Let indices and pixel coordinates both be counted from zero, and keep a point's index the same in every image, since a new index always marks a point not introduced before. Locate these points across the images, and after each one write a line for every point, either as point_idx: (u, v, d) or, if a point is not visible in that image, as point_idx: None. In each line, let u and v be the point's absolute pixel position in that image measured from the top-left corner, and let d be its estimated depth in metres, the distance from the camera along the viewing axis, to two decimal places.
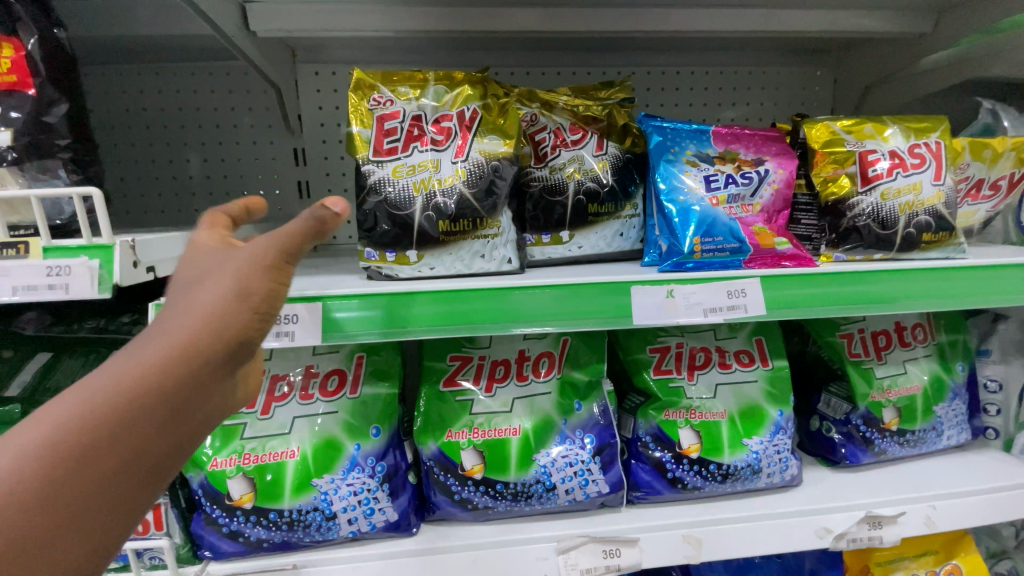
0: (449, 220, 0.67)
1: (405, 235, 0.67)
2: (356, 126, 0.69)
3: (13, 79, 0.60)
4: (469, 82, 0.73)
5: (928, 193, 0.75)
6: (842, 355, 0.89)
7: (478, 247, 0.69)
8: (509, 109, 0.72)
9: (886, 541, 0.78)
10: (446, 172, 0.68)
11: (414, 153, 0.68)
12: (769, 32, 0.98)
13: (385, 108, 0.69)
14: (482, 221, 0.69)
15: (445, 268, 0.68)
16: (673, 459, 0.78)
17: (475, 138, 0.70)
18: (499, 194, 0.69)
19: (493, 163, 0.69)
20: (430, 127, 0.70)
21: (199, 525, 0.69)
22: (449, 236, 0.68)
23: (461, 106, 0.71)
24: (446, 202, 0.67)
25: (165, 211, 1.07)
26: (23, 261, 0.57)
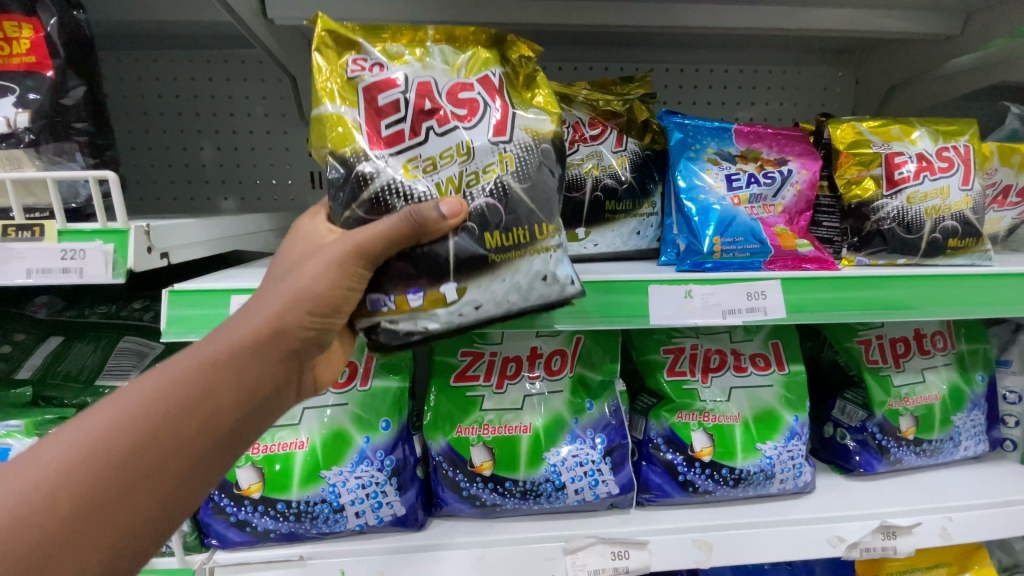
0: (498, 233, 0.55)
1: (436, 268, 0.53)
2: (339, 106, 0.55)
3: (32, 60, 0.60)
4: (479, 41, 0.60)
5: (956, 198, 0.73)
6: (860, 361, 0.87)
7: (538, 264, 0.55)
8: (537, 78, 0.62)
9: (900, 552, 0.77)
10: (485, 157, 0.56)
11: (432, 137, 0.56)
12: (792, 30, 0.96)
13: (375, 76, 0.56)
14: (542, 228, 0.56)
15: (493, 302, 0.54)
16: (685, 461, 0.76)
17: (515, 111, 0.59)
18: (551, 190, 0.58)
19: (543, 145, 0.58)
20: (449, 100, 0.57)
21: (206, 513, 0.69)
22: (501, 254, 0.54)
23: (483, 71, 0.59)
24: (488, 205, 0.55)
25: (178, 199, 1.07)
26: (38, 243, 0.57)
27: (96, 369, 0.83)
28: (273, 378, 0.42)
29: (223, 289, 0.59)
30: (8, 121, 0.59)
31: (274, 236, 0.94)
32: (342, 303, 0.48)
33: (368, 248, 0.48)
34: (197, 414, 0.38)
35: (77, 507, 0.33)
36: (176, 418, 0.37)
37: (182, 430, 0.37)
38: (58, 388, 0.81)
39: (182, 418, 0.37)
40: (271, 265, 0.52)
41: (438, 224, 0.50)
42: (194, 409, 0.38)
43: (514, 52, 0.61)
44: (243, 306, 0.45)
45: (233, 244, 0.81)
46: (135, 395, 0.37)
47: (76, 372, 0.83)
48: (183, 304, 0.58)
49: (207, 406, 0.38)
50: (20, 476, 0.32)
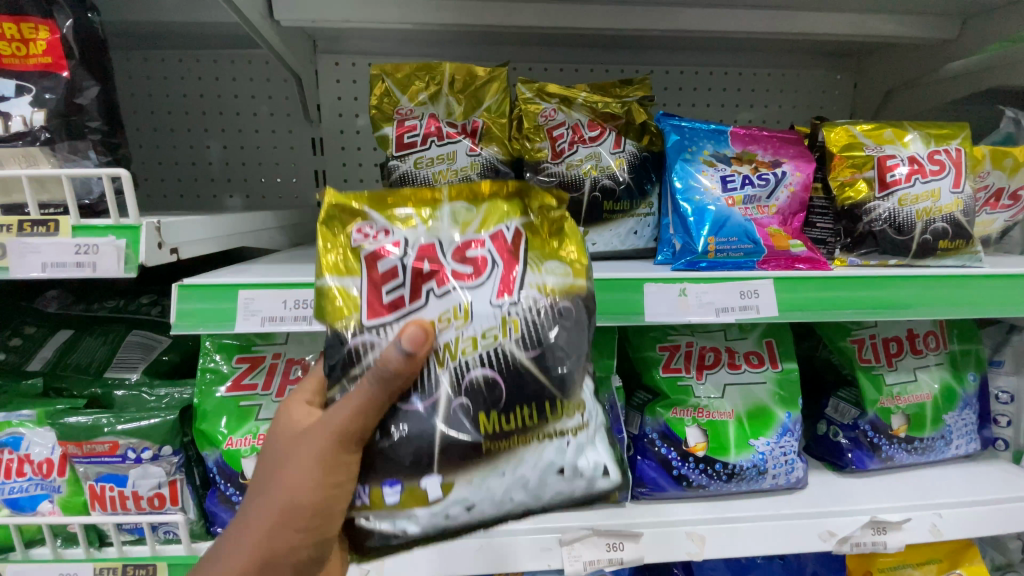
0: (497, 413, 0.51)
1: (420, 457, 0.50)
2: (343, 279, 0.54)
3: (48, 61, 0.62)
4: (500, 196, 0.58)
5: (947, 200, 0.74)
6: (852, 360, 0.89)
7: (551, 456, 0.52)
8: (564, 228, 0.58)
9: (890, 547, 0.78)
10: (485, 322, 0.53)
11: (430, 300, 0.53)
12: (790, 34, 0.97)
13: (376, 242, 0.54)
14: (556, 406, 0.52)
15: (489, 493, 0.51)
16: (679, 456, 0.78)
17: (527, 270, 0.55)
18: (570, 360, 0.53)
19: (557, 303, 0.55)
20: (454, 261, 0.55)
21: (213, 502, 0.72)
22: (500, 441, 0.51)
23: (498, 225, 0.57)
24: (486, 378, 0.52)
25: (184, 196, 1.09)
26: (53, 238, 0.59)
27: (106, 363, 0.84)
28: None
29: (233, 284, 0.61)
30: (24, 120, 0.61)
31: (279, 233, 0.96)
32: (331, 505, 0.50)
33: (347, 433, 0.49)
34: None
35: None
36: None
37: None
38: (68, 379, 0.82)
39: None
40: (258, 459, 0.54)
41: (405, 364, 0.47)
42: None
43: (537, 201, 0.58)
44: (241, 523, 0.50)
45: (239, 240, 0.83)
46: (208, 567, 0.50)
47: (86, 363, 0.85)
48: (192, 298, 0.60)
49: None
50: None
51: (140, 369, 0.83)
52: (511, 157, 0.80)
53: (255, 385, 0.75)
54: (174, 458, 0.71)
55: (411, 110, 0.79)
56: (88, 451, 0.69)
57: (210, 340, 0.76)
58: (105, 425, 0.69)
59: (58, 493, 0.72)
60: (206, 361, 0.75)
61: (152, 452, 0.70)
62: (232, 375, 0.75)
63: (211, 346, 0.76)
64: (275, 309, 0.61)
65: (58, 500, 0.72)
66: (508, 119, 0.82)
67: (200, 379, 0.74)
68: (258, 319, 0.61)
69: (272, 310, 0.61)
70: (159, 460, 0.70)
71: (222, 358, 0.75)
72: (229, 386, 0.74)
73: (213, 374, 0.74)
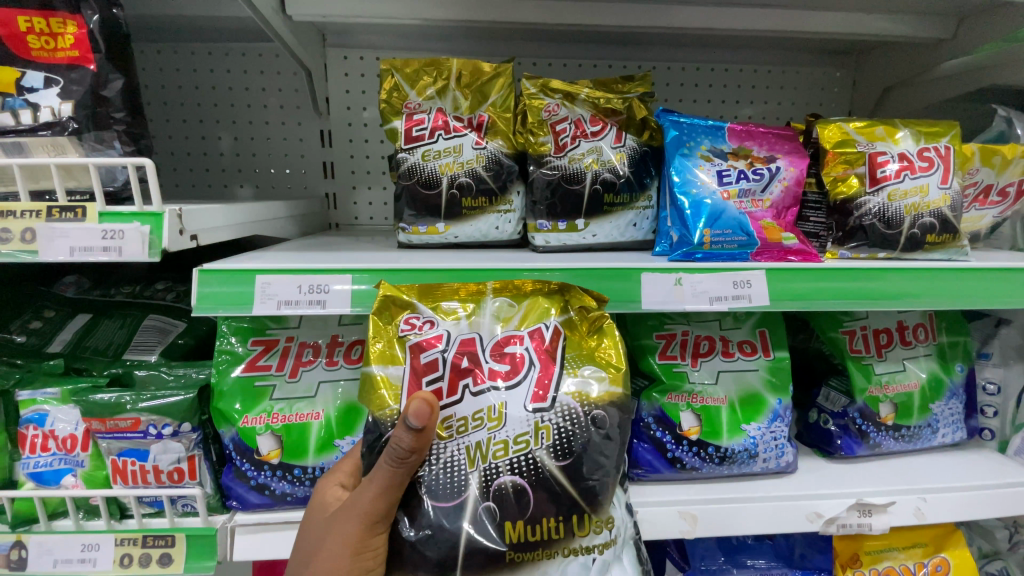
0: (523, 523, 0.58)
1: (446, 556, 0.57)
2: (388, 368, 0.63)
3: (76, 54, 0.65)
4: (541, 293, 0.68)
5: (934, 196, 0.77)
6: (844, 350, 0.91)
7: (575, 571, 0.58)
8: (603, 324, 0.66)
9: (875, 529, 0.82)
10: (517, 427, 0.60)
11: (466, 395, 0.61)
12: (789, 33, 0.99)
13: (421, 334, 0.64)
14: (583, 521, 0.59)
15: None
16: (673, 440, 0.82)
17: (563, 372, 0.63)
18: (603, 473, 0.60)
19: (592, 410, 0.61)
20: (492, 359, 0.63)
21: (228, 477, 0.75)
22: (523, 551, 0.58)
23: (537, 322, 0.66)
24: (515, 485, 0.59)
25: (196, 185, 1.12)
26: (79, 223, 0.62)
27: (123, 345, 0.88)
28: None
29: (252, 269, 0.64)
30: (53, 111, 0.64)
31: (290, 222, 0.99)
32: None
33: (374, 513, 0.57)
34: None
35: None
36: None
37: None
38: (88, 360, 0.85)
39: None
40: (297, 541, 0.62)
41: (413, 440, 0.54)
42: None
43: (577, 302, 0.66)
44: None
45: (253, 228, 0.86)
46: None
47: (105, 346, 0.88)
48: (213, 282, 0.63)
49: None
50: None
51: (157, 351, 0.86)
52: (516, 150, 0.84)
53: (269, 366, 0.78)
54: (192, 434, 0.74)
55: (420, 104, 0.82)
56: (111, 427, 0.73)
57: (226, 324, 0.79)
58: (127, 402, 0.72)
59: (81, 467, 0.75)
60: (221, 343, 0.78)
61: (172, 428, 0.73)
62: (247, 357, 0.78)
63: (227, 329, 0.79)
64: (290, 293, 0.64)
65: (81, 474, 0.75)
66: (512, 113, 0.85)
67: (216, 360, 0.77)
68: (274, 302, 0.64)
69: (287, 294, 0.64)
70: (178, 436, 0.74)
71: (237, 340, 0.79)
72: (244, 367, 0.77)
73: (228, 356, 0.77)
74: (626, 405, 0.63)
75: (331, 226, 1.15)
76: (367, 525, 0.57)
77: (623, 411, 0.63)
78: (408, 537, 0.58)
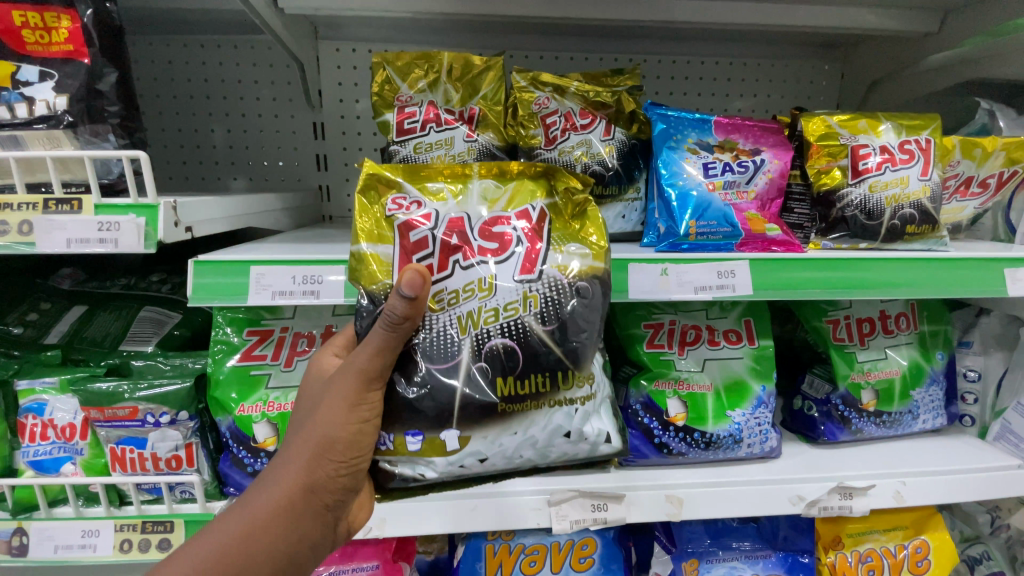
0: (513, 379, 0.60)
1: (441, 412, 0.59)
2: (377, 246, 0.62)
3: (70, 48, 0.66)
4: (526, 176, 0.67)
5: (915, 187, 0.79)
6: (827, 339, 0.94)
7: (559, 420, 0.62)
8: (586, 211, 0.66)
9: (855, 511, 0.84)
10: (507, 296, 0.60)
11: (457, 271, 0.61)
12: (776, 27, 1.00)
13: (409, 213, 0.62)
14: (567, 377, 0.62)
15: (502, 447, 0.61)
16: (660, 426, 0.84)
17: (549, 248, 0.63)
18: (585, 335, 0.61)
19: (576, 282, 0.61)
20: (480, 238, 0.62)
21: (226, 464, 0.77)
22: (514, 403, 0.60)
23: (523, 205, 0.65)
24: (505, 346, 0.60)
25: (190, 178, 1.12)
26: (76, 216, 0.63)
27: (119, 337, 0.89)
28: (307, 536, 0.52)
29: (246, 260, 0.65)
30: (48, 104, 0.65)
31: (283, 214, 1.00)
32: (361, 439, 0.55)
33: (371, 370, 0.55)
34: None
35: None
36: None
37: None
38: (85, 351, 0.87)
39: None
40: (296, 405, 0.61)
41: (408, 307, 0.52)
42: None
43: (562, 185, 0.66)
44: (282, 451, 0.55)
45: (247, 220, 0.87)
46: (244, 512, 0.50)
47: (101, 337, 0.89)
48: (207, 273, 0.65)
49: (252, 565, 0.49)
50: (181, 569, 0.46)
51: (153, 342, 0.88)
52: (506, 143, 0.85)
53: (264, 356, 0.80)
54: (190, 423, 0.76)
55: (411, 97, 0.83)
56: (109, 415, 0.74)
57: (221, 314, 0.81)
58: (125, 391, 0.74)
59: (80, 455, 0.77)
60: (217, 333, 0.80)
61: (169, 417, 0.75)
62: (242, 347, 0.80)
63: (222, 320, 0.80)
64: (284, 284, 0.65)
65: (80, 461, 0.76)
66: (502, 106, 0.86)
67: (212, 350, 0.78)
68: (268, 293, 0.65)
69: (282, 285, 0.65)
70: (176, 424, 0.75)
71: (232, 331, 0.80)
72: (239, 356, 0.79)
73: (224, 346, 0.79)
74: (609, 280, 0.63)
75: (324, 219, 1.17)
76: (364, 381, 0.55)
77: (606, 286, 0.63)
78: (407, 395, 0.59)
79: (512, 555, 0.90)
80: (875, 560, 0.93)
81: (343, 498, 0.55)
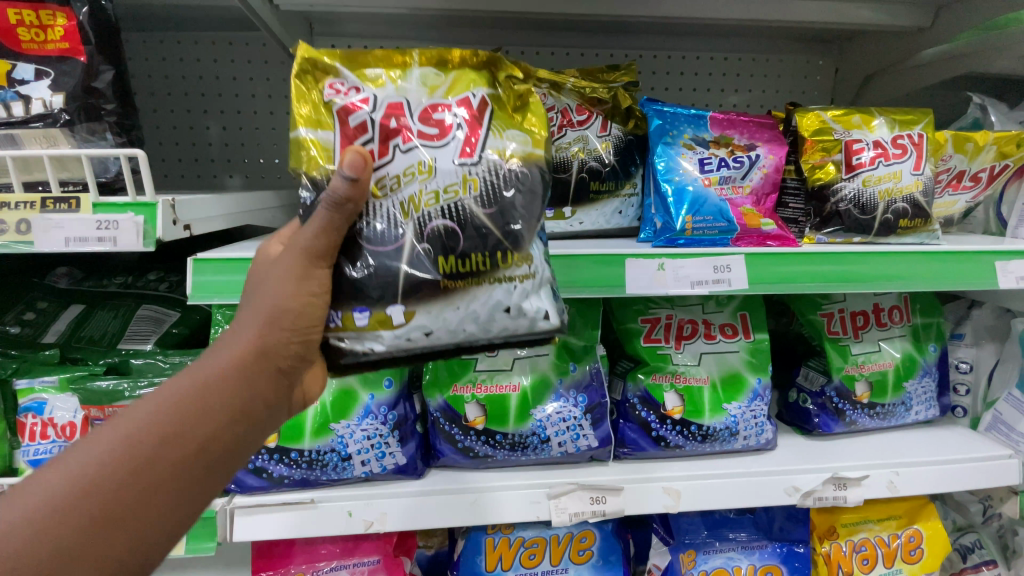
0: (455, 258, 0.56)
1: (387, 289, 0.55)
2: (317, 131, 0.58)
3: (66, 46, 0.66)
4: (468, 64, 0.61)
5: (907, 181, 0.80)
6: (822, 332, 0.95)
7: (500, 295, 0.56)
8: (527, 101, 0.63)
9: (850, 501, 0.85)
10: (447, 178, 0.56)
11: (396, 155, 0.56)
12: (771, 21, 1.01)
13: (345, 98, 0.58)
14: (508, 256, 0.56)
15: (446, 326, 0.55)
16: (657, 419, 0.85)
17: (490, 135, 0.59)
18: (525, 217, 0.57)
19: (514, 168, 0.58)
20: (419, 121, 0.58)
21: None
22: (456, 281, 0.55)
23: (464, 92, 0.60)
24: (447, 226, 0.56)
25: (186, 175, 1.12)
26: (74, 214, 0.63)
27: (117, 335, 0.89)
28: (263, 408, 0.45)
29: (246, 258, 0.65)
30: (45, 103, 0.65)
31: (280, 212, 1.00)
32: (313, 310, 0.50)
33: (318, 248, 0.50)
34: (182, 449, 0.39)
35: (55, 553, 0.34)
36: (165, 442, 0.39)
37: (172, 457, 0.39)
38: (84, 350, 0.87)
39: (174, 441, 0.39)
40: None
41: (352, 189, 0.47)
42: (185, 433, 0.40)
43: (503, 73, 0.62)
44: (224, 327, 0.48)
45: (245, 218, 0.87)
46: (180, 384, 0.42)
47: (99, 336, 0.89)
48: (207, 271, 0.65)
49: (206, 418, 0.41)
50: (102, 441, 0.37)
51: (152, 340, 0.88)
52: None
53: None
54: None
55: None
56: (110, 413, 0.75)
57: (221, 313, 0.81)
58: (124, 389, 0.75)
59: None
60: (217, 330, 0.80)
61: None
62: None
63: (221, 318, 0.81)
64: None
65: None
66: None
67: None
68: None
69: None
70: None
71: None
72: None
73: None
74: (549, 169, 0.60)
75: None
76: (310, 259, 0.50)
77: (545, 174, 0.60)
78: (353, 276, 0.54)
79: (512, 548, 0.91)
80: (870, 549, 0.95)
81: (297, 368, 0.49)
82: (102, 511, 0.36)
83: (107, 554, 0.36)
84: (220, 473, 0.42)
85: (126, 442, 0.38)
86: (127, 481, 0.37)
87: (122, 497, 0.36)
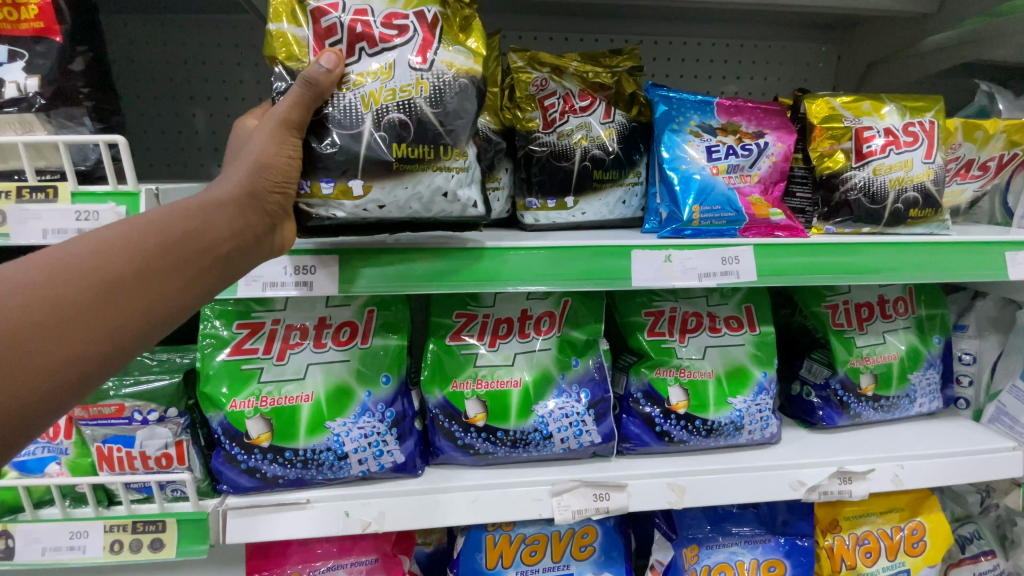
0: (406, 145, 0.56)
1: (349, 164, 0.56)
2: (293, 29, 0.59)
3: (41, 26, 0.62)
4: None
5: (918, 170, 0.78)
6: (826, 324, 0.93)
7: (440, 182, 0.58)
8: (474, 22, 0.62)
9: (855, 495, 0.84)
10: (402, 79, 0.57)
11: (362, 57, 0.58)
12: (776, 6, 0.98)
13: (320, 0, 0.59)
14: (450, 150, 0.58)
15: (396, 205, 0.58)
16: (661, 414, 0.83)
17: (440, 45, 0.59)
18: (466, 122, 0.58)
19: (460, 78, 0.58)
20: (382, 25, 0.58)
21: (218, 460, 0.75)
22: (405, 166, 0.57)
23: (421, 5, 0.60)
24: (402, 119, 0.56)
25: (172, 165, 1.08)
26: (52, 204, 0.59)
27: None
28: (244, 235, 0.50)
29: None
30: (19, 86, 0.61)
31: None
32: (291, 171, 0.55)
33: (292, 120, 0.55)
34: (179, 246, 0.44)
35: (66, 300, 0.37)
36: (176, 238, 0.44)
37: (177, 251, 0.44)
38: None
39: (181, 240, 0.45)
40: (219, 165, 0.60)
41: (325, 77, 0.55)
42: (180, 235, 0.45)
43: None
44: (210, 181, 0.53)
45: None
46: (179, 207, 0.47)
47: None
48: None
49: (208, 232, 0.47)
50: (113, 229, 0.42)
51: None
52: (503, 126, 0.82)
53: (256, 349, 0.77)
54: (179, 420, 0.73)
55: None
56: (94, 413, 0.71)
57: (210, 307, 0.77)
58: (110, 388, 0.72)
59: (65, 454, 0.74)
60: (206, 326, 0.77)
61: (157, 414, 0.72)
62: (232, 341, 0.77)
63: (211, 313, 0.77)
64: (276, 274, 0.62)
65: (65, 461, 0.73)
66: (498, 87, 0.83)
67: (201, 344, 0.76)
68: (259, 284, 0.62)
69: (273, 275, 0.62)
70: (165, 421, 0.73)
71: (221, 324, 0.77)
72: (230, 350, 0.76)
73: (213, 340, 0.76)
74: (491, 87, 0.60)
75: None
76: (284, 127, 0.54)
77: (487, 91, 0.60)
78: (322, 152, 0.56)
79: (513, 545, 0.89)
80: (873, 542, 0.94)
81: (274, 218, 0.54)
82: (120, 274, 0.40)
83: (120, 312, 0.39)
84: (203, 286, 0.47)
85: (144, 230, 0.43)
86: (142, 256, 0.42)
87: (139, 267, 0.41)
